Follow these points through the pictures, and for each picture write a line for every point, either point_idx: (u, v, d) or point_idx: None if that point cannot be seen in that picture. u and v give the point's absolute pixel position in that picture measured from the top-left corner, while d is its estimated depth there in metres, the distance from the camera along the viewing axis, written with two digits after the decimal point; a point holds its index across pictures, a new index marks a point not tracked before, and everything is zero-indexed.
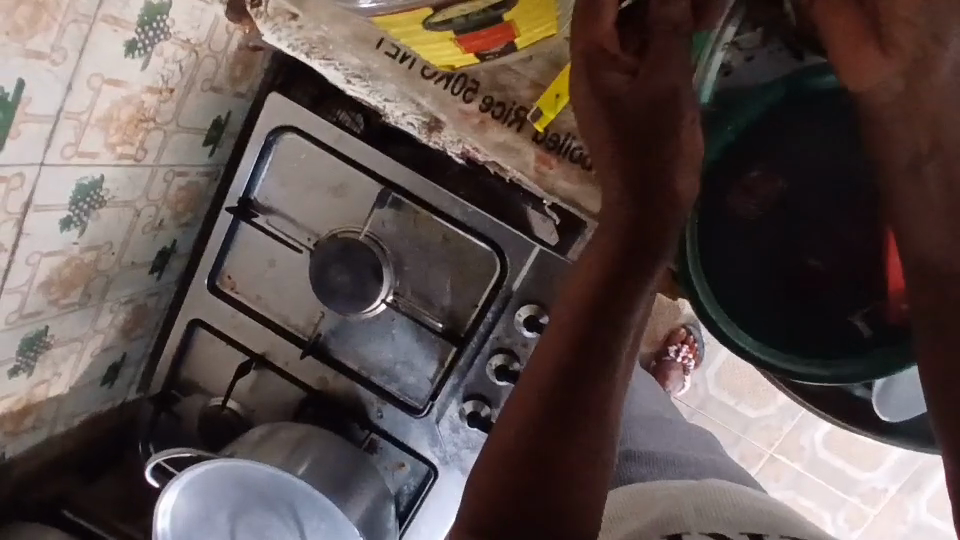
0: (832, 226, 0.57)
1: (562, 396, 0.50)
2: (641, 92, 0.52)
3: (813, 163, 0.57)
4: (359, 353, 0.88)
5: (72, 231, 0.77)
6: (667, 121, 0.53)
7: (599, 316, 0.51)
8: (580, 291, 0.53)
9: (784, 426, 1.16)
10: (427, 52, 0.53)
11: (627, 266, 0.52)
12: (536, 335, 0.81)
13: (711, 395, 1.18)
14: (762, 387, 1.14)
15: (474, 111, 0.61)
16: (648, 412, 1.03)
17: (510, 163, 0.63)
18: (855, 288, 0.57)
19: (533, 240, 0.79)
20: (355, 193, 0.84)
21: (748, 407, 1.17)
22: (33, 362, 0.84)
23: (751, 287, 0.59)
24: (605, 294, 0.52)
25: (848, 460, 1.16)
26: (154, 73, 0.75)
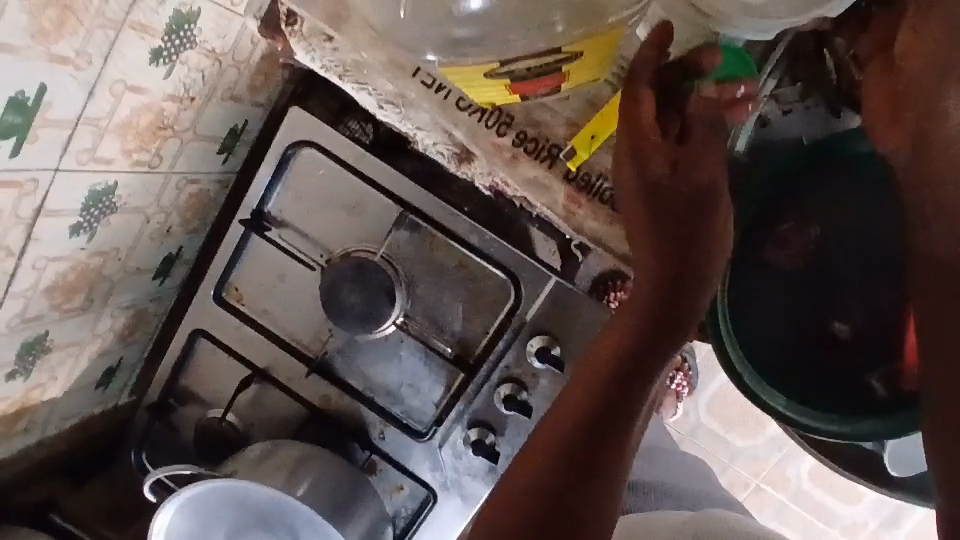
0: (862, 286, 0.58)
1: (578, 454, 0.52)
2: (682, 179, 0.51)
3: (841, 220, 0.57)
4: (365, 375, 0.87)
5: (81, 236, 0.75)
6: (704, 209, 0.51)
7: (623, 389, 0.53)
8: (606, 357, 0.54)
9: (770, 458, 1.13)
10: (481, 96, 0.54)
11: (651, 341, 0.53)
12: (546, 366, 0.81)
13: (701, 422, 1.14)
14: (752, 418, 1.11)
15: (507, 145, 0.61)
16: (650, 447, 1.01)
17: (540, 201, 0.62)
18: (876, 351, 0.58)
19: (547, 270, 0.79)
20: (370, 211, 0.83)
21: (736, 437, 1.13)
22: (31, 366, 0.82)
23: (779, 341, 0.59)
24: (627, 369, 0.53)
25: (832, 493, 1.14)
26: (177, 81, 0.73)
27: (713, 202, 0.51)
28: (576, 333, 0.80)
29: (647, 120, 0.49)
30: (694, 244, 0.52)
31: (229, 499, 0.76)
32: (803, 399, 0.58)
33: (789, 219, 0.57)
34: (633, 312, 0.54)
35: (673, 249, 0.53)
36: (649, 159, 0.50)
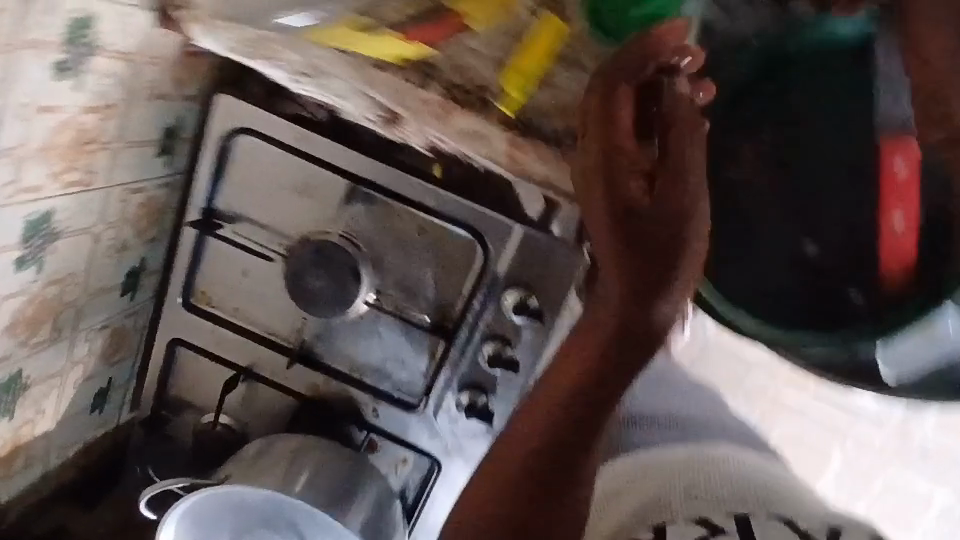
0: (835, 197, 0.59)
1: (543, 483, 0.48)
2: (664, 203, 0.46)
3: (809, 130, 0.59)
4: (350, 357, 0.86)
5: (29, 269, 0.72)
6: (682, 234, 0.46)
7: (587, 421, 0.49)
8: (567, 388, 0.49)
9: None
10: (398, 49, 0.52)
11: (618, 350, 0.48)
12: (525, 319, 0.78)
13: None
14: None
15: (434, 99, 0.56)
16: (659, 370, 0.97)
17: (480, 151, 0.58)
18: (857, 263, 0.59)
19: (511, 222, 0.76)
20: (320, 191, 0.79)
21: None
22: (14, 405, 0.81)
23: (760, 269, 0.61)
24: (597, 381, 0.49)
25: None
26: (91, 91, 0.69)
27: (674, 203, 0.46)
28: (552, 280, 0.77)
29: (623, 133, 0.47)
30: (666, 275, 0.47)
31: (232, 517, 0.77)
32: (789, 322, 0.60)
33: (760, 136, 0.59)
34: (607, 314, 0.49)
35: (644, 278, 0.47)
36: (610, 163, 0.48)
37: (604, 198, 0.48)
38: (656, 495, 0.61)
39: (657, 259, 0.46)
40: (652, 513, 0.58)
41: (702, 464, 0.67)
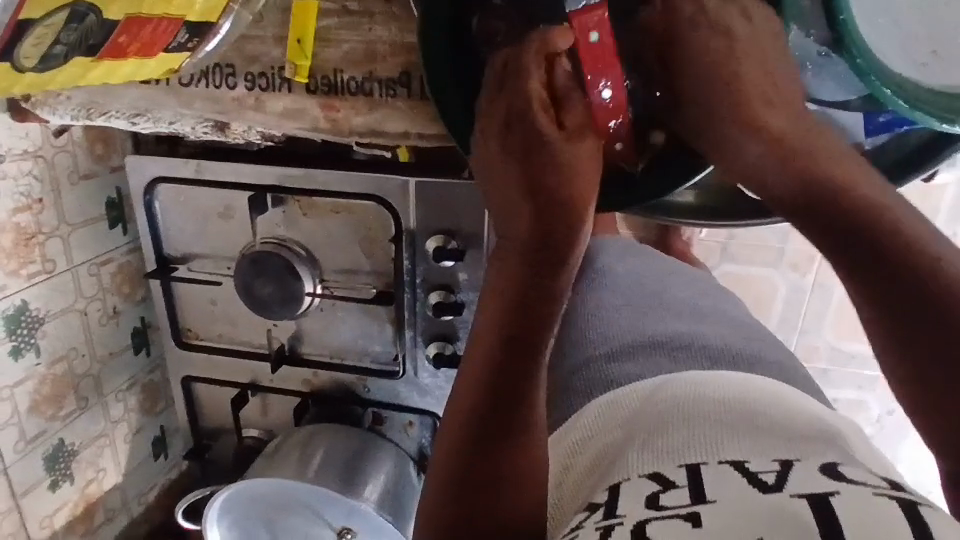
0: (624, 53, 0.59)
1: (490, 407, 0.51)
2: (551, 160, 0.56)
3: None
4: (326, 345, 0.93)
5: (28, 355, 0.85)
6: (567, 167, 0.56)
7: (520, 342, 0.52)
8: (497, 316, 0.53)
9: None
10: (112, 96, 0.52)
11: (526, 299, 0.53)
12: (451, 261, 0.80)
13: None
14: None
15: (244, 94, 0.60)
16: (631, 288, 0.77)
17: (304, 128, 0.61)
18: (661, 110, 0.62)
19: (404, 176, 0.78)
20: (239, 209, 0.86)
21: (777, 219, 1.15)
22: (70, 470, 0.94)
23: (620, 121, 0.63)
24: (522, 328, 0.52)
25: None
26: (12, 195, 0.79)
27: (571, 157, 0.56)
28: (469, 218, 0.79)
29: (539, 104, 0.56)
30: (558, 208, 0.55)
31: (252, 514, 0.86)
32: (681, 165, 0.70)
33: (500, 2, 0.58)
34: (508, 267, 0.55)
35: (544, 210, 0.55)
36: (517, 134, 0.56)
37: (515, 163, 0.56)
38: (609, 446, 0.48)
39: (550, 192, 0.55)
40: (605, 473, 0.45)
41: (665, 393, 0.51)
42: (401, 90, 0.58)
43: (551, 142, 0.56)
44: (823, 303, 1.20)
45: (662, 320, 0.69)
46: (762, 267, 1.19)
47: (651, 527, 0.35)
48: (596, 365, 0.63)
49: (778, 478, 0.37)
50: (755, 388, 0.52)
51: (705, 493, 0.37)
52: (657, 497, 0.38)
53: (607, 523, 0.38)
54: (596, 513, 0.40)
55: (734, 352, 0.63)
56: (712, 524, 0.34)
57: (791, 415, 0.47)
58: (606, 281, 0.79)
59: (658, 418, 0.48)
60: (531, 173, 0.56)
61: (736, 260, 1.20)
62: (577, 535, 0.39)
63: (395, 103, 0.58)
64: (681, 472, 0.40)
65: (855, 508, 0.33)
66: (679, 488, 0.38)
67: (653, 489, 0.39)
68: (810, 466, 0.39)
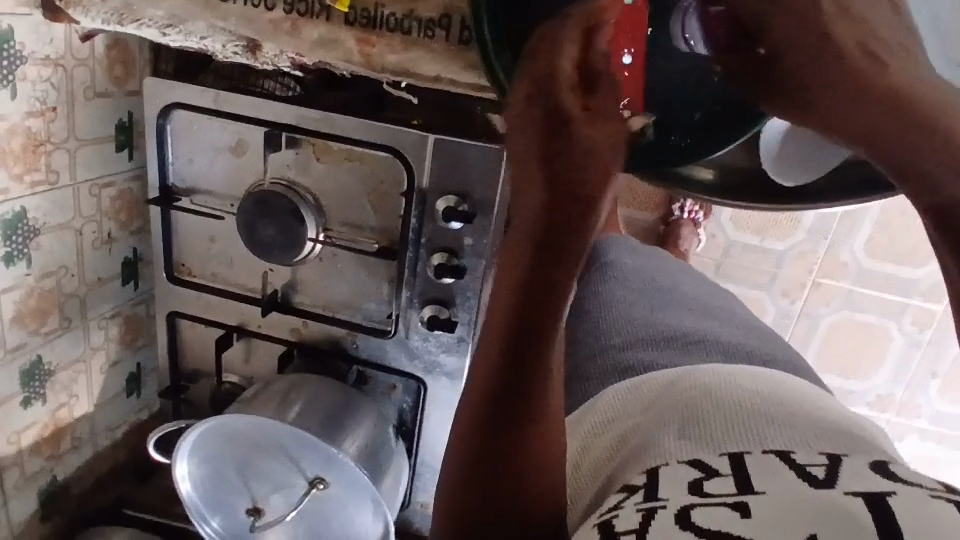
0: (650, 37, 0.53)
1: (502, 389, 0.48)
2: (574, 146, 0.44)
3: None
4: (320, 296, 0.92)
5: (19, 264, 0.84)
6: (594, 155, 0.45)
7: (530, 329, 0.47)
8: (505, 301, 0.48)
9: (818, 249, 1.15)
10: None
11: (532, 290, 0.47)
12: (458, 223, 0.80)
13: (733, 240, 1.18)
14: (783, 218, 1.14)
15: (281, 17, 0.59)
16: (645, 283, 0.76)
17: (337, 60, 0.60)
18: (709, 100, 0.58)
19: (423, 132, 0.78)
20: (252, 146, 0.85)
21: (775, 242, 1.16)
22: (44, 390, 0.93)
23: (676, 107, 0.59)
24: (532, 313, 0.47)
25: (896, 263, 1.13)
26: (28, 98, 0.78)
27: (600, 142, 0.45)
28: (481, 184, 0.79)
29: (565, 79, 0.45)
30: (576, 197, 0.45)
31: (230, 453, 0.85)
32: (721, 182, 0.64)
33: None
34: (512, 261, 0.47)
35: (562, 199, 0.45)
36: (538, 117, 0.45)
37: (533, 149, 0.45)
38: (639, 428, 0.48)
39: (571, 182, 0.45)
40: (637, 454, 0.45)
41: (693, 382, 0.52)
42: (439, 32, 0.58)
43: (572, 129, 0.44)
44: (809, 332, 1.22)
45: (674, 316, 0.68)
46: (754, 288, 1.20)
47: (695, 513, 0.34)
48: (611, 352, 0.63)
49: (828, 474, 0.36)
50: (777, 381, 0.53)
51: (753, 485, 0.36)
52: (701, 483, 0.37)
53: (649, 506, 0.37)
54: (636, 494, 0.39)
55: (745, 347, 0.62)
56: (761, 513, 0.33)
57: (814, 407, 0.48)
58: (620, 276, 0.77)
59: (687, 404, 0.48)
60: (546, 162, 0.45)
61: (729, 279, 1.21)
62: (616, 515, 0.37)
63: (430, 45, 0.58)
64: (724, 462, 0.39)
65: (912, 505, 0.32)
66: (725, 478, 0.37)
67: (694, 476, 0.38)
68: (859, 464, 0.38)
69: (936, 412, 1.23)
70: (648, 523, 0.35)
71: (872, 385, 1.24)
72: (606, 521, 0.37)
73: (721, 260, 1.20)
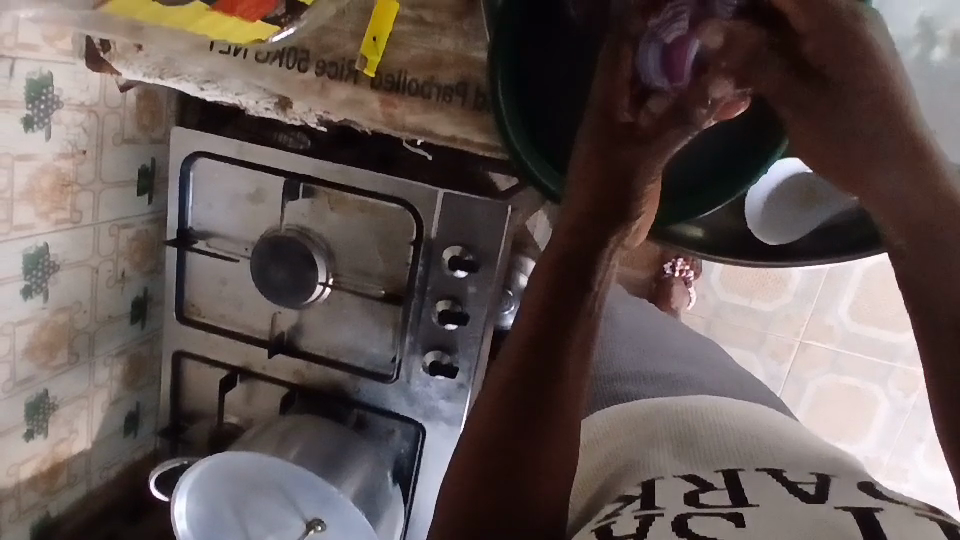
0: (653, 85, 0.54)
1: (524, 388, 0.52)
2: (610, 158, 0.55)
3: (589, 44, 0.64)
4: (325, 340, 0.95)
5: (36, 297, 0.86)
6: (629, 165, 0.55)
7: (559, 325, 0.54)
8: (537, 301, 0.54)
9: (804, 311, 1.19)
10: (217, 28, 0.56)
11: (566, 284, 0.54)
12: (463, 272, 0.85)
13: (722, 301, 1.22)
14: (770, 282, 1.19)
15: (312, 79, 0.65)
16: (631, 329, 0.80)
17: (361, 119, 0.66)
18: (724, 162, 0.62)
19: (433, 188, 0.83)
20: (270, 194, 0.90)
21: (762, 304, 1.21)
22: (46, 423, 0.94)
23: (692, 170, 0.63)
24: (561, 309, 0.54)
25: (880, 326, 1.18)
26: (60, 141, 0.83)
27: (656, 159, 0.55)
28: (484, 236, 0.84)
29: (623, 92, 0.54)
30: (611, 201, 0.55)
31: (230, 491, 0.86)
32: (720, 245, 0.68)
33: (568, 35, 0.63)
34: (552, 257, 0.55)
35: (604, 201, 0.55)
36: (601, 130, 0.55)
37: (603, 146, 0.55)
38: (630, 448, 0.54)
39: (609, 187, 0.55)
40: (634, 468, 0.51)
41: (684, 408, 0.58)
42: (457, 98, 0.63)
43: (623, 142, 0.55)
44: (798, 393, 1.25)
45: (663, 360, 0.73)
46: (743, 348, 1.24)
47: (690, 522, 0.38)
48: (604, 388, 0.68)
49: (818, 489, 0.40)
50: (765, 417, 0.59)
51: (746, 498, 0.39)
52: (696, 495, 0.41)
53: (647, 514, 0.40)
54: (633, 503, 0.43)
55: (729, 389, 0.66)
56: (755, 524, 0.36)
57: (797, 439, 0.54)
58: (609, 317, 0.82)
59: (686, 429, 0.55)
60: (602, 172, 0.55)
61: (720, 339, 1.25)
62: (615, 522, 0.41)
63: (448, 108, 0.64)
64: (718, 478, 0.44)
65: (897, 522, 0.35)
66: (719, 490, 0.41)
67: (691, 489, 0.42)
68: (848, 484, 0.41)
69: (924, 478, 1.25)
70: (646, 528, 0.38)
71: (860, 448, 1.27)
72: (605, 526, 0.41)
73: (712, 320, 1.24)
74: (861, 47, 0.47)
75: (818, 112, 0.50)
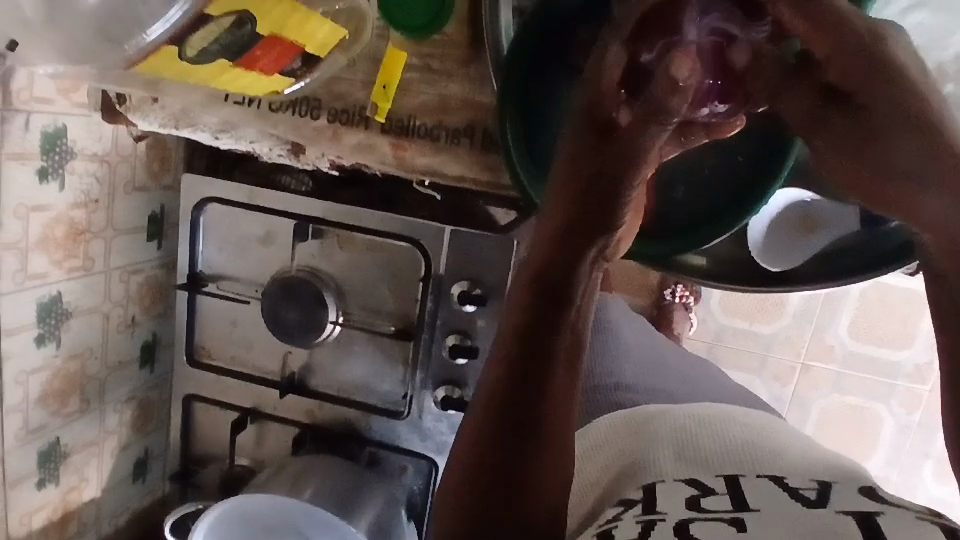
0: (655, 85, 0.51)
1: (507, 400, 0.50)
2: (591, 163, 0.52)
3: None
4: (335, 379, 0.95)
5: (48, 345, 0.87)
6: (611, 170, 0.51)
7: (542, 332, 0.51)
8: (517, 311, 0.52)
9: (804, 333, 1.21)
10: (234, 86, 0.57)
11: (550, 286, 0.51)
12: (473, 306, 0.86)
13: (722, 326, 1.24)
14: (769, 305, 1.21)
15: (324, 125, 0.67)
16: (637, 350, 0.81)
17: (372, 162, 0.68)
18: (727, 193, 0.64)
19: (440, 225, 0.85)
20: (280, 236, 0.92)
21: (763, 327, 1.22)
22: (58, 471, 0.93)
23: (695, 202, 0.66)
24: (543, 316, 0.51)
25: (879, 345, 1.19)
26: (74, 190, 0.85)
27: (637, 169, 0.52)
28: (491, 271, 0.86)
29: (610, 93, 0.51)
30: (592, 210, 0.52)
31: None
32: (723, 272, 0.70)
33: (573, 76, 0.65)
34: (531, 267, 0.53)
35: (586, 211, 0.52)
36: (588, 133, 0.52)
37: (588, 148, 0.52)
38: (633, 453, 0.55)
39: (591, 196, 0.52)
40: (636, 471, 0.52)
41: (685, 416, 0.60)
42: (464, 140, 0.66)
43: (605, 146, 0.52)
44: (803, 414, 1.26)
45: (671, 379, 0.73)
46: (746, 372, 1.25)
47: (692, 526, 0.39)
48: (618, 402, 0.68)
49: (819, 495, 0.41)
50: (768, 426, 0.61)
51: (748, 503, 0.41)
52: (698, 500, 0.42)
53: (648, 519, 0.41)
54: (634, 508, 0.44)
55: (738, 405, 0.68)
56: (757, 528, 0.37)
57: (798, 446, 0.56)
58: (614, 337, 0.82)
59: (687, 435, 0.56)
60: (584, 179, 0.52)
61: (723, 363, 1.26)
62: (616, 525, 0.42)
63: (457, 150, 0.66)
64: (719, 483, 0.45)
65: (899, 525, 0.36)
66: (720, 495, 0.42)
67: (692, 494, 0.43)
68: (850, 489, 0.42)
69: (932, 496, 1.25)
70: (648, 530, 0.39)
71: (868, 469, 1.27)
72: (606, 530, 0.42)
73: (713, 345, 1.25)
74: (876, 62, 0.44)
75: (849, 141, 0.48)
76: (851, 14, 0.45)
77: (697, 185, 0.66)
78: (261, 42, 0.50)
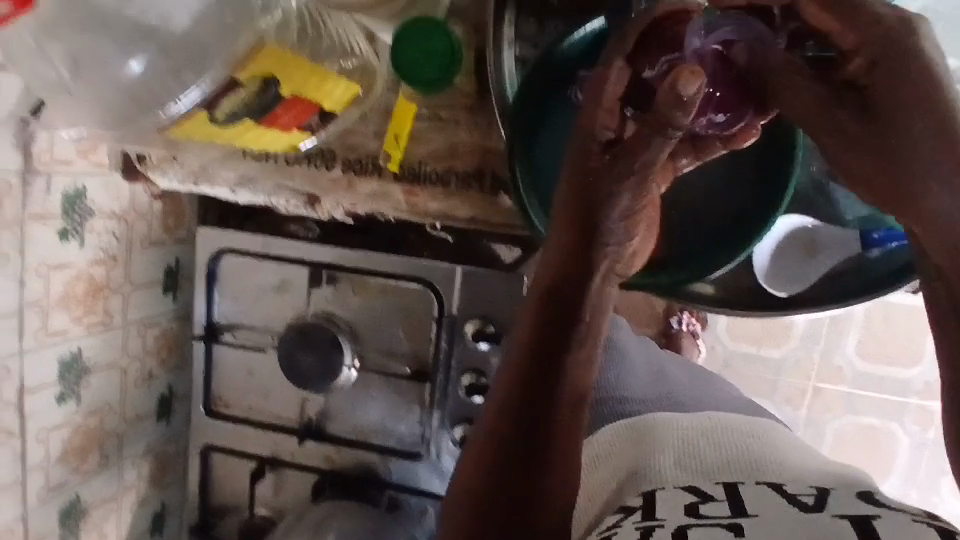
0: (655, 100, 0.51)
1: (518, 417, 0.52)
2: (589, 185, 0.52)
3: None
4: (352, 423, 0.96)
5: (69, 402, 0.88)
6: (605, 191, 0.51)
7: (550, 351, 0.52)
8: (526, 331, 0.53)
9: (812, 355, 1.22)
10: (261, 145, 0.61)
11: (556, 303, 0.53)
12: (487, 344, 0.88)
13: (732, 352, 1.25)
14: (775, 329, 1.22)
15: (339, 176, 0.70)
16: (646, 362, 0.81)
17: (386, 209, 0.71)
18: (729, 222, 0.66)
19: (451, 266, 0.88)
20: (294, 284, 0.94)
21: (771, 351, 1.23)
22: (77, 529, 0.93)
23: (700, 231, 0.67)
24: (549, 335, 0.52)
25: (887, 363, 1.20)
26: (94, 248, 0.87)
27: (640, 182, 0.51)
28: (503, 309, 0.88)
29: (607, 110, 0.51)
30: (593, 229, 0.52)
31: None
32: (731, 298, 0.72)
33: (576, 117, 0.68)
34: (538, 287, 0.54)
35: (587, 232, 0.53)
36: (586, 156, 0.52)
37: (586, 168, 0.52)
38: (634, 467, 0.59)
39: (591, 215, 0.52)
40: (640, 481, 0.56)
41: (686, 429, 0.64)
42: (475, 184, 0.68)
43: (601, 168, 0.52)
44: (817, 437, 1.26)
45: (682, 392, 0.74)
46: (759, 397, 1.26)
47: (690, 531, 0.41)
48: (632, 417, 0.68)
49: (816, 500, 0.43)
50: (768, 434, 0.64)
51: (745, 508, 0.43)
52: (696, 506, 0.45)
53: (647, 525, 0.44)
54: (635, 516, 0.47)
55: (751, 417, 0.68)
56: (753, 531, 0.39)
57: (798, 457, 0.59)
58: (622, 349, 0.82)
59: (687, 448, 0.60)
60: (582, 198, 0.52)
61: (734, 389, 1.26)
62: (617, 532, 0.45)
63: (467, 193, 0.69)
64: (718, 490, 0.47)
65: (891, 526, 0.38)
66: (718, 501, 0.45)
67: (692, 501, 0.46)
68: (847, 494, 0.45)
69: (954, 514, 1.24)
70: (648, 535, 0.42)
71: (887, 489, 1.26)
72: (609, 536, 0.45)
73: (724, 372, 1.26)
74: (909, 63, 0.44)
75: (854, 136, 0.48)
76: (864, 15, 0.45)
77: (702, 214, 0.67)
78: (282, 101, 0.54)
